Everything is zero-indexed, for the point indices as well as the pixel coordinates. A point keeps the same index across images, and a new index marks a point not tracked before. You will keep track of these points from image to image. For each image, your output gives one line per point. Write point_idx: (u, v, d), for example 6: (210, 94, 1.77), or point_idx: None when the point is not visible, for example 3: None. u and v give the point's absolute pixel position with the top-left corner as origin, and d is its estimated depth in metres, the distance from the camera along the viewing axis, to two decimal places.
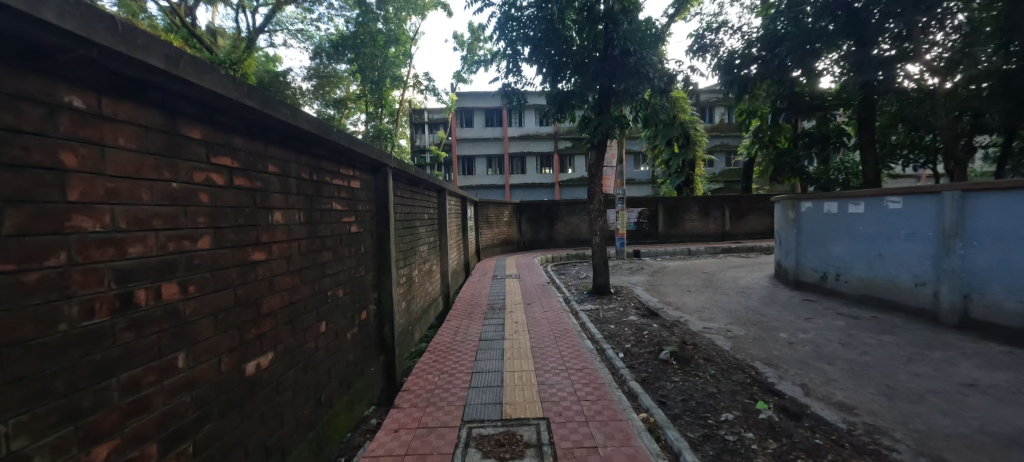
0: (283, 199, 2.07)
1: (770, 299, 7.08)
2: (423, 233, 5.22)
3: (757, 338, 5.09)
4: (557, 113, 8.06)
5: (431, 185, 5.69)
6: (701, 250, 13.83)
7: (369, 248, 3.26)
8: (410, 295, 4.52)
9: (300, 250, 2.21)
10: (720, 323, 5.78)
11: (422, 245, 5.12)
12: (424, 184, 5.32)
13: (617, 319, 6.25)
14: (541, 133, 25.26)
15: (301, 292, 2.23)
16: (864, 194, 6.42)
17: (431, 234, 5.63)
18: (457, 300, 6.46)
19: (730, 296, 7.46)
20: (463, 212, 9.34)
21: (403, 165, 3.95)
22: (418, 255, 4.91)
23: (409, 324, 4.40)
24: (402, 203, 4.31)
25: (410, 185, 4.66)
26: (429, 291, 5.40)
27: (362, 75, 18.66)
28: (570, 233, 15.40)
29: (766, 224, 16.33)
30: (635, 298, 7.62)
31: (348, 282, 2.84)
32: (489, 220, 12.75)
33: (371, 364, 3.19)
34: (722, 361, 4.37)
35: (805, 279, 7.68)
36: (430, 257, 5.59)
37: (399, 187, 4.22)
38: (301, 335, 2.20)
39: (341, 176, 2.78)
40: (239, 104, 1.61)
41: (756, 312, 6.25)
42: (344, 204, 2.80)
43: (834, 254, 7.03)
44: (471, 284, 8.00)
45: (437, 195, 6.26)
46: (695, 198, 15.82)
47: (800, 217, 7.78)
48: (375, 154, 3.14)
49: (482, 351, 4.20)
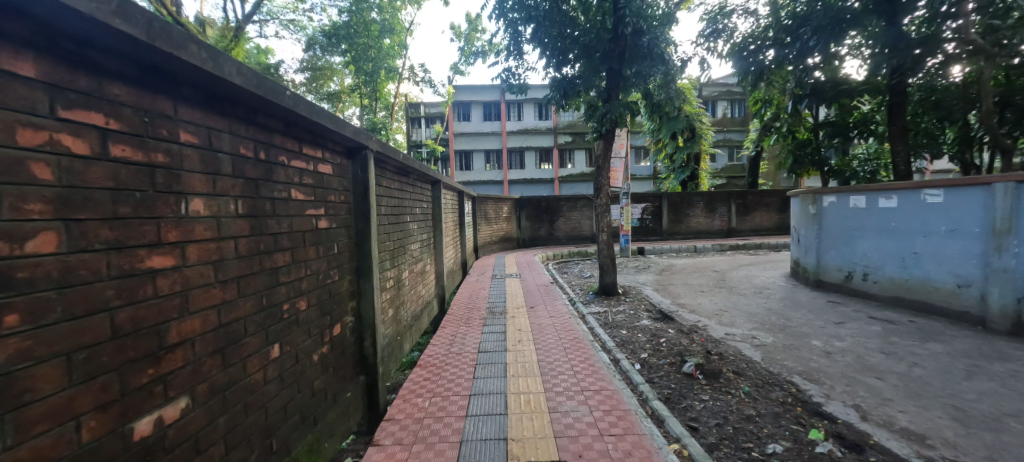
0: (205, 180, 1.49)
1: (792, 301, 6.55)
2: (415, 229, 4.64)
3: (789, 347, 4.56)
4: (562, 102, 7.47)
5: (424, 177, 5.09)
6: (708, 247, 13.31)
7: (345, 246, 2.68)
8: (400, 300, 3.96)
9: (236, 252, 1.64)
10: (743, 329, 5.25)
11: (414, 243, 4.55)
12: (415, 175, 4.71)
13: (628, 324, 5.71)
14: (541, 127, 24.62)
15: (241, 309, 1.66)
16: (897, 186, 5.89)
17: (423, 230, 5.05)
18: (454, 303, 5.89)
19: (748, 297, 6.92)
20: (461, 207, 8.77)
21: (388, 149, 3.35)
22: (410, 254, 4.35)
23: (398, 334, 3.84)
24: (390, 194, 3.74)
25: (399, 175, 4.08)
26: (421, 294, 4.82)
27: (357, 66, 18.05)
28: (572, 230, 14.85)
29: (773, 220, 15.83)
30: (645, 299, 7.08)
31: (314, 290, 2.27)
32: (488, 217, 12.18)
33: (346, 388, 2.61)
34: (754, 374, 3.83)
35: (827, 279, 7.15)
36: (423, 256, 5.02)
37: (387, 176, 3.64)
38: (239, 367, 1.64)
39: (304, 157, 2.19)
40: (104, 26, 1.03)
41: (781, 316, 5.71)
42: (308, 193, 2.21)
43: (861, 252, 6.51)
44: (469, 285, 7.43)
45: (432, 188, 5.68)
46: (699, 194, 15.29)
47: (822, 212, 7.24)
48: (351, 131, 2.55)
49: (481, 366, 3.62)
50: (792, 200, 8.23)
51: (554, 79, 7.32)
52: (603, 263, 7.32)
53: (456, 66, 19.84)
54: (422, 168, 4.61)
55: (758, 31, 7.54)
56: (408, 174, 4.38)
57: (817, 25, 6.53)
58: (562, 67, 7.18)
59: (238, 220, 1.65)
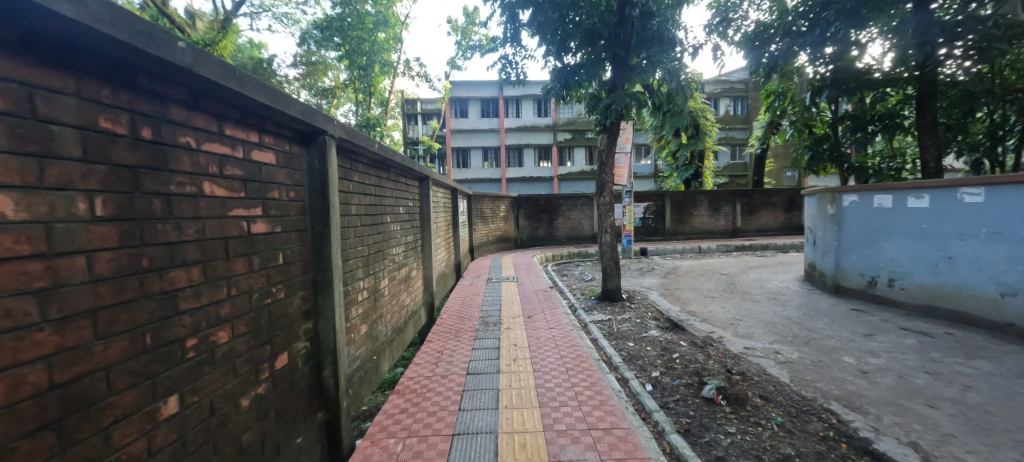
0: (16, 164, 0.96)
1: (811, 308, 6.05)
2: (398, 231, 4.12)
3: (818, 365, 4.06)
4: (563, 93, 6.96)
5: (409, 172, 4.56)
6: (713, 248, 12.81)
7: (296, 255, 2.14)
8: (377, 313, 3.43)
9: (90, 273, 1.11)
10: (763, 341, 4.75)
11: (396, 247, 4.03)
12: (399, 170, 4.18)
13: (635, 334, 5.20)
14: (540, 124, 24.06)
15: (101, 355, 1.14)
16: (928, 184, 5.39)
17: (409, 232, 4.53)
18: (444, 312, 5.36)
19: (762, 304, 6.42)
20: (455, 205, 8.23)
21: (359, 137, 2.82)
22: (391, 259, 3.83)
23: (375, 353, 3.31)
24: (365, 190, 3.22)
25: (378, 169, 3.56)
26: (406, 303, 4.30)
27: (350, 61, 17.48)
28: (571, 230, 14.32)
29: (779, 220, 15.33)
30: (651, 306, 6.58)
31: (245, 314, 1.74)
32: (484, 216, 11.64)
33: (296, 433, 2.08)
34: (785, 401, 3.32)
35: (848, 284, 6.65)
36: (408, 261, 4.49)
37: (360, 170, 3.12)
38: (94, 443, 1.12)
39: (226, 139, 1.65)
40: None
41: (802, 327, 5.20)
42: (233, 187, 1.69)
43: (885, 256, 6.01)
44: (462, 289, 6.90)
45: (419, 185, 5.15)
46: (704, 192, 14.77)
47: (841, 213, 6.73)
48: (299, 109, 2.02)
49: (469, 393, 3.09)
50: (806, 199, 7.75)
51: (555, 68, 6.83)
52: (606, 267, 6.81)
53: (453, 61, 19.26)
54: (407, 162, 4.08)
55: (774, 18, 7.03)
56: (389, 168, 3.85)
57: (842, 8, 5.99)
58: (563, 56, 6.69)
59: (92, 225, 1.12)
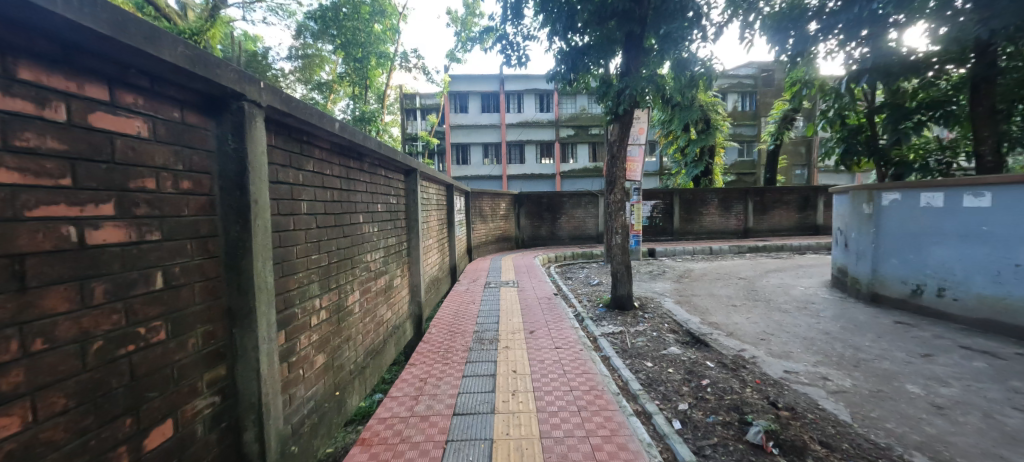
0: None
1: (849, 321, 5.36)
2: (374, 233, 3.42)
3: (879, 396, 3.37)
4: (570, 77, 6.35)
5: (390, 163, 3.86)
6: (725, 249, 12.11)
7: (191, 274, 1.46)
8: (344, 335, 2.75)
9: None
10: (805, 363, 4.06)
11: (371, 251, 3.34)
12: (376, 159, 3.48)
13: (653, 352, 4.52)
14: (541, 120, 23.34)
15: None
16: (989, 180, 4.69)
17: (389, 233, 3.84)
18: (434, 323, 4.67)
19: (792, 315, 5.73)
20: (450, 202, 7.53)
21: (307, 109, 2.11)
22: (364, 267, 3.14)
23: (338, 387, 2.64)
24: (325, 181, 2.53)
25: (346, 157, 2.87)
26: (385, 318, 3.62)
27: (346, 52, 16.77)
28: (575, 229, 13.63)
29: (793, 219, 14.61)
30: (667, 315, 5.89)
31: (71, 377, 1.07)
32: (483, 214, 10.96)
33: None
34: (854, 449, 2.64)
35: (887, 292, 5.96)
36: (389, 267, 3.80)
37: (316, 156, 2.43)
38: None
39: (21, 87, 0.98)
40: None
41: (846, 345, 4.51)
42: (40, 167, 1.01)
43: (934, 262, 5.31)
44: (456, 295, 6.22)
45: (404, 179, 4.45)
46: (714, 191, 14.05)
47: (879, 212, 6.02)
48: (184, 53, 1.33)
49: (454, 442, 2.38)
50: (835, 197, 7.08)
51: (561, 49, 6.20)
52: (616, 271, 6.13)
53: (452, 53, 18.52)
54: (383, 147, 3.38)
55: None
56: (361, 156, 3.15)
57: None
58: (570, 36, 6.00)
59: None
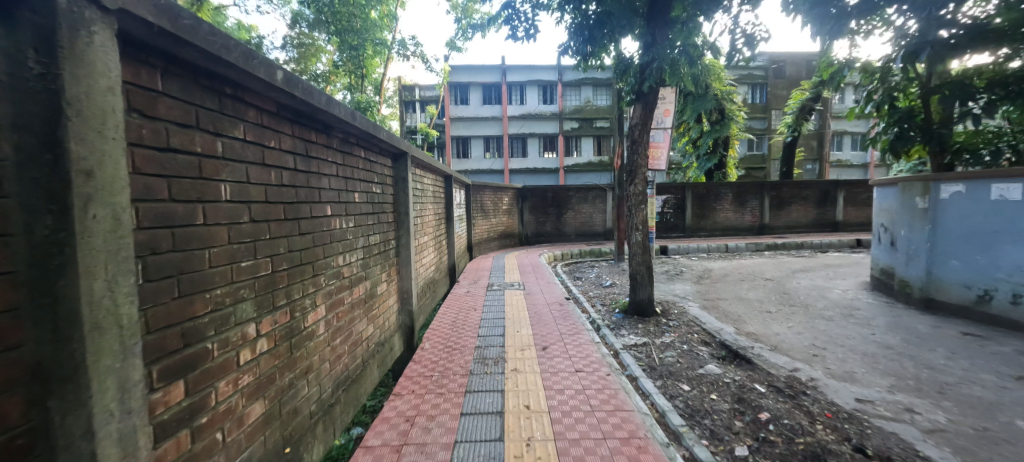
0: None
1: (908, 331, 4.64)
2: (350, 230, 2.69)
3: (990, 438, 2.65)
4: (586, 51, 5.57)
5: (372, 141, 3.11)
6: (741, 247, 11.38)
7: None
8: (300, 368, 2.03)
9: None
10: (878, 389, 3.34)
11: (346, 253, 2.62)
12: (351, 133, 2.72)
13: (687, 372, 3.80)
14: (544, 112, 22.49)
15: None
16: None
17: (372, 229, 3.11)
18: (428, 335, 3.95)
19: (839, 324, 5.02)
20: (448, 195, 6.78)
21: (218, 41, 1.37)
22: (334, 272, 2.43)
23: (290, 440, 1.93)
24: (270, 157, 1.80)
25: (305, 127, 2.13)
26: (365, 334, 2.91)
27: (340, 40, 15.92)
28: (582, 225, 12.90)
29: (811, 215, 13.85)
30: (695, 323, 5.17)
31: None
32: (484, 209, 10.24)
33: None
34: None
35: (944, 297, 5.23)
36: (371, 270, 3.07)
37: (251, 120, 1.69)
38: None
39: None
40: None
41: (918, 364, 3.78)
42: None
43: (1009, 263, 4.57)
44: (455, 299, 5.51)
45: (393, 165, 3.71)
46: (728, 185, 13.29)
47: (936, 207, 5.27)
48: None
49: None
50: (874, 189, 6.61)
51: (574, 21, 5.44)
52: (636, 273, 5.41)
53: (452, 41, 17.69)
54: (361, 121, 2.65)
55: None
56: (331, 128, 2.42)
57: None
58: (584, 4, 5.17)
59: None
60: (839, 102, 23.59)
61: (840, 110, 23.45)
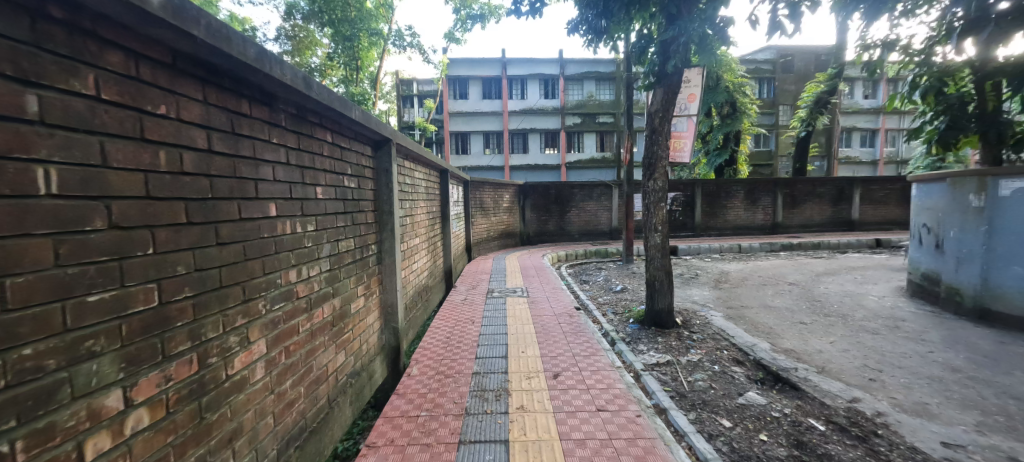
0: None
1: (971, 348, 4.04)
2: (310, 236, 2.07)
3: None
4: (599, 27, 4.79)
5: (342, 121, 2.48)
6: (755, 247, 10.77)
7: None
8: (217, 437, 1.41)
9: None
10: (963, 429, 2.73)
11: (303, 266, 2.00)
12: (309, 109, 2.09)
13: (725, 403, 3.18)
14: (546, 107, 21.83)
15: None
16: None
17: (343, 232, 2.50)
18: (417, 357, 3.34)
19: (887, 338, 4.42)
20: (444, 192, 6.16)
21: None
22: (282, 292, 1.81)
23: None
24: (153, 129, 1.18)
25: (228, 92, 1.51)
26: (334, 365, 2.30)
27: (334, 31, 15.22)
28: (586, 224, 12.28)
29: (826, 213, 13.23)
30: (722, 336, 4.56)
31: None
32: (484, 207, 9.61)
33: None
34: None
35: (1002, 307, 4.62)
36: (342, 283, 2.45)
37: (113, 67, 1.07)
38: None
39: None
40: None
41: (1000, 393, 3.17)
42: None
43: None
44: (450, 308, 4.90)
45: (373, 155, 3.09)
46: (740, 182, 12.66)
47: (995, 205, 4.66)
48: None
49: None
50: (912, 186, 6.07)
51: None
52: (654, 279, 4.79)
53: (451, 32, 17.02)
54: (322, 92, 2.03)
55: None
56: (277, 98, 1.80)
57: None
58: None
59: None
60: (848, 98, 22.96)
61: (849, 105, 22.84)
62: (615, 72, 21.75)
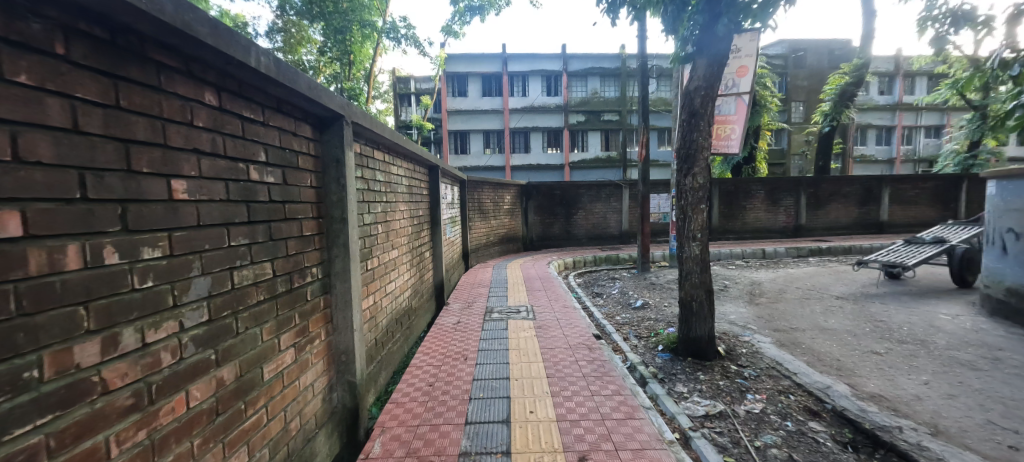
0: None
1: None
2: (150, 267, 1.13)
3: None
4: None
5: (245, 75, 1.55)
6: (781, 252, 9.81)
7: None
8: None
9: None
10: None
11: (126, 327, 1.06)
12: (151, 35, 1.15)
13: None
14: (548, 104, 20.93)
15: None
16: None
17: (247, 254, 1.56)
18: (383, 421, 2.39)
19: (995, 375, 3.45)
20: (434, 193, 5.24)
21: None
22: (38, 395, 0.86)
23: None
24: None
25: None
26: None
27: (325, 23, 14.23)
28: (594, 227, 11.33)
29: (852, 215, 12.28)
30: (781, 372, 3.60)
31: None
32: (483, 210, 8.68)
33: None
34: None
35: None
36: (243, 336, 1.51)
37: None
38: None
39: None
40: None
41: None
42: None
43: None
44: (438, 334, 3.96)
45: (316, 138, 2.15)
46: (761, 181, 11.69)
47: None
48: None
49: None
50: (989, 183, 5.13)
51: None
52: (691, 299, 3.84)
53: (449, 26, 16.12)
54: (163, 1, 1.07)
55: None
56: None
57: None
58: None
59: None
60: (864, 93, 21.97)
61: (865, 101, 21.90)
62: (621, 68, 20.84)
